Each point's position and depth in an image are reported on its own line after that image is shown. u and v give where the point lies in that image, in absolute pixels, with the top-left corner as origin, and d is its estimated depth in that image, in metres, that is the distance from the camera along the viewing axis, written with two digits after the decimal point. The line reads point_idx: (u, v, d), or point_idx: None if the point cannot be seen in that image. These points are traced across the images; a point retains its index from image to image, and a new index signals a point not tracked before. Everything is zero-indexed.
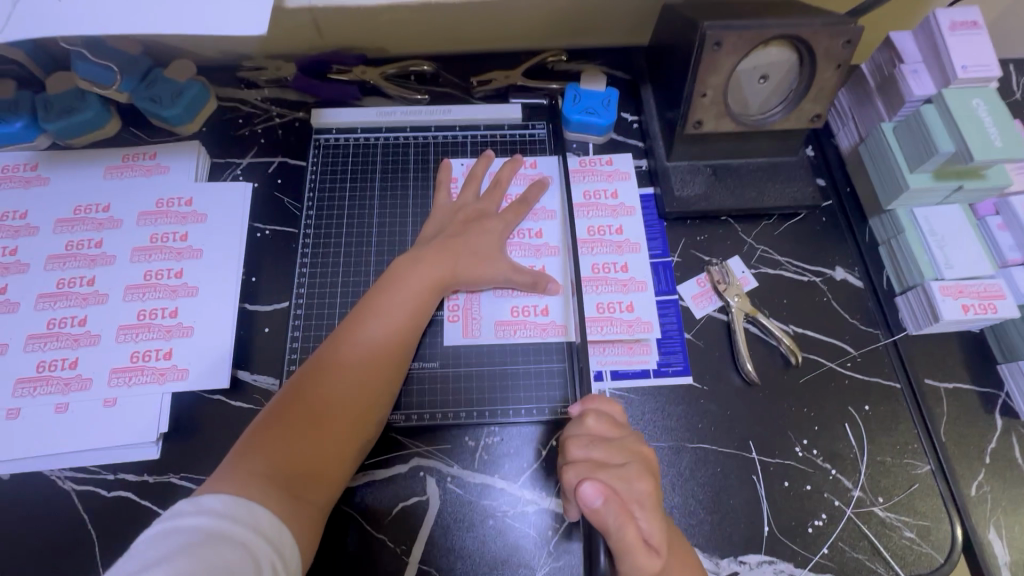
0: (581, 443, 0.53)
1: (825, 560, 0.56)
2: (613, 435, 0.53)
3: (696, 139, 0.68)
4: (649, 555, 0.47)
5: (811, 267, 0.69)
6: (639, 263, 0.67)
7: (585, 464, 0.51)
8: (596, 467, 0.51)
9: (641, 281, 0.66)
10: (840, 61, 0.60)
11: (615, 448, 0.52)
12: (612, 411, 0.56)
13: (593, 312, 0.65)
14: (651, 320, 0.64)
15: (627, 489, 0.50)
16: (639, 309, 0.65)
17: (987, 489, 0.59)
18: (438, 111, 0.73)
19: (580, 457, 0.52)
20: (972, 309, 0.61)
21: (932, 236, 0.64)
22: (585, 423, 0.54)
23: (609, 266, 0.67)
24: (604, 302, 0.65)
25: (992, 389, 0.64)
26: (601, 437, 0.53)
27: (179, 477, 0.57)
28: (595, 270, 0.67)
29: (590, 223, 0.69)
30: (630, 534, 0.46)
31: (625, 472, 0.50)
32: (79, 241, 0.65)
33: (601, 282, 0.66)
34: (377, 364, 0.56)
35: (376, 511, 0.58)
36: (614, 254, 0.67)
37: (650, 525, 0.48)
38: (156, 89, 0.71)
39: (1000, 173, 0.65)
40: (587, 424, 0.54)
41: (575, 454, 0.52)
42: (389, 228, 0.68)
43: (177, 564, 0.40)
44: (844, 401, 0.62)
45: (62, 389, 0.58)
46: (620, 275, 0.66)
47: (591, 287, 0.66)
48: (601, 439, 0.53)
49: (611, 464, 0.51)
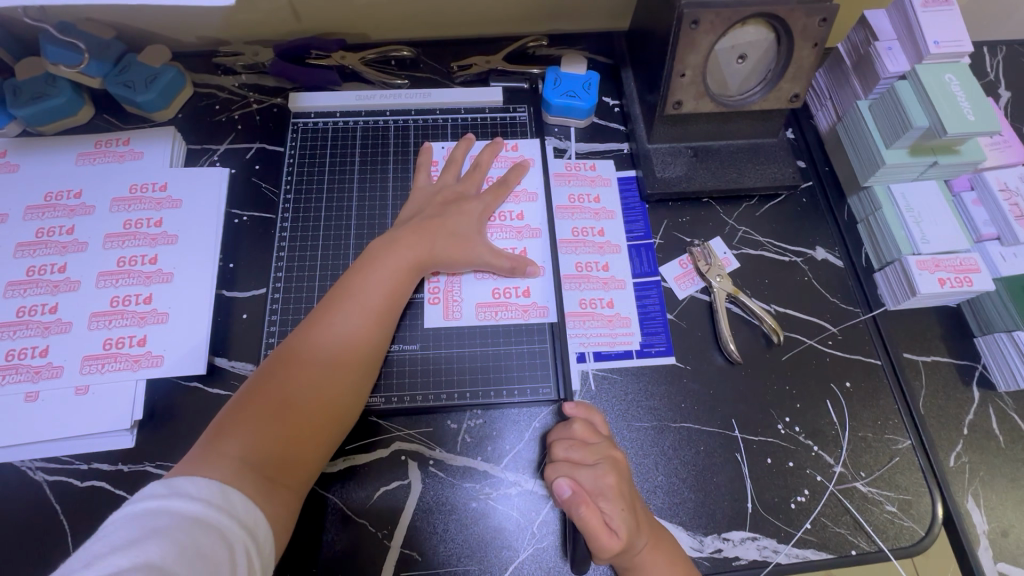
0: (562, 445, 0.54)
1: (808, 535, 0.56)
2: (592, 440, 0.54)
3: (676, 120, 0.68)
4: (608, 537, 0.48)
5: (792, 247, 0.69)
6: (620, 262, 0.67)
7: (563, 463, 0.53)
8: (572, 466, 0.52)
9: (620, 280, 0.66)
10: (817, 40, 0.61)
11: (592, 450, 0.53)
12: (595, 419, 0.56)
13: (577, 303, 0.65)
14: (630, 314, 0.64)
15: (593, 483, 0.51)
16: (619, 305, 0.65)
17: (966, 460, 0.60)
18: (417, 94, 0.72)
19: (560, 458, 0.53)
20: (948, 283, 0.62)
21: (909, 213, 0.65)
22: (570, 427, 0.55)
23: (591, 265, 0.67)
24: (586, 297, 0.65)
25: (969, 361, 0.64)
26: (582, 440, 0.54)
27: (154, 465, 0.56)
28: (578, 267, 0.66)
29: (573, 225, 0.68)
30: (591, 517, 0.48)
31: (594, 469, 0.51)
32: (50, 228, 0.63)
33: (583, 280, 0.66)
34: (353, 348, 0.55)
35: (357, 497, 0.57)
36: (596, 254, 0.67)
37: (614, 512, 0.49)
38: (130, 75, 0.69)
39: (974, 147, 0.66)
40: (573, 428, 0.55)
41: (557, 454, 0.54)
42: (369, 212, 0.67)
43: (150, 549, 0.39)
44: (826, 378, 0.63)
45: (32, 377, 0.57)
46: (602, 273, 0.66)
47: (574, 283, 0.65)
48: (580, 442, 0.54)
49: (586, 464, 0.52)
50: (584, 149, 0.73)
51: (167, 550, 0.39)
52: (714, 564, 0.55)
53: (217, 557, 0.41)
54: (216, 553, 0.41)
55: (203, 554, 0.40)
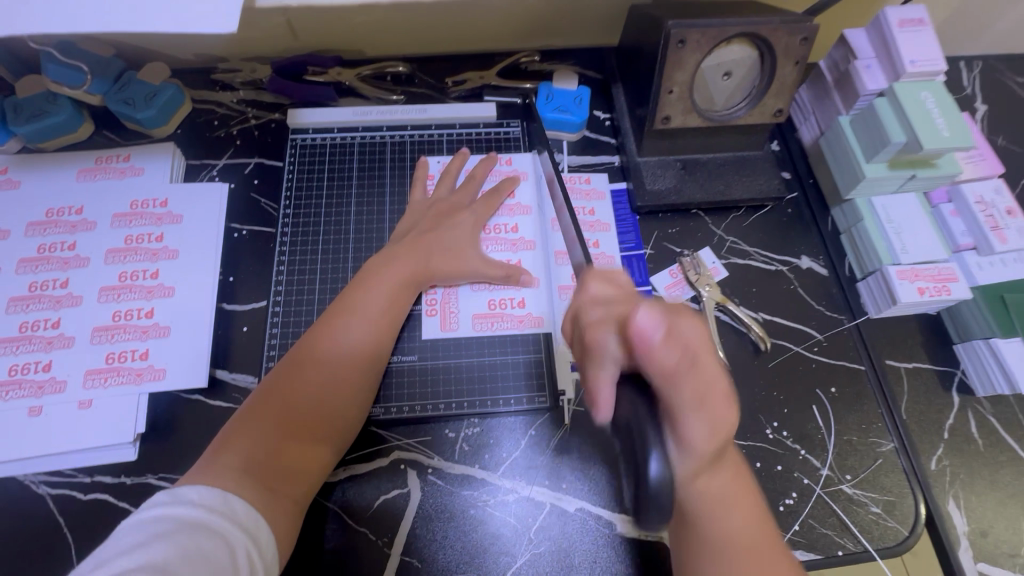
0: (590, 308, 0.49)
1: (796, 536, 0.58)
2: (609, 294, 0.49)
3: (665, 135, 0.70)
4: (721, 405, 0.43)
5: (778, 256, 0.71)
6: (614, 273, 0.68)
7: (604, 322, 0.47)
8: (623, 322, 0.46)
9: None
10: (799, 57, 0.63)
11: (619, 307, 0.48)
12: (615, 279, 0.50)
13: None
14: None
15: (682, 331, 0.43)
16: None
17: (946, 463, 0.62)
18: (413, 110, 0.74)
19: (597, 320, 0.48)
20: (927, 292, 0.64)
21: (890, 224, 0.67)
22: (590, 290, 0.49)
23: None
24: None
25: (949, 367, 0.67)
26: (608, 300, 0.49)
27: (157, 477, 0.57)
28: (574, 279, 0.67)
29: None
30: (695, 379, 0.42)
31: (675, 319, 0.44)
32: (52, 243, 0.64)
33: None
34: (355, 360, 0.57)
35: (357, 506, 0.58)
36: None
37: (711, 366, 0.44)
38: (130, 92, 0.71)
39: (950, 162, 0.69)
40: (590, 289, 0.49)
41: (591, 320, 0.48)
42: (367, 225, 0.69)
43: (154, 551, 0.40)
44: (812, 384, 0.65)
45: (35, 392, 0.58)
46: None
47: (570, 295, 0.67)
48: (614, 301, 0.49)
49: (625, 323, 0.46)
50: (576, 162, 0.76)
51: (172, 552, 0.41)
52: None
53: (220, 559, 0.42)
54: (218, 556, 0.42)
55: (206, 557, 0.41)
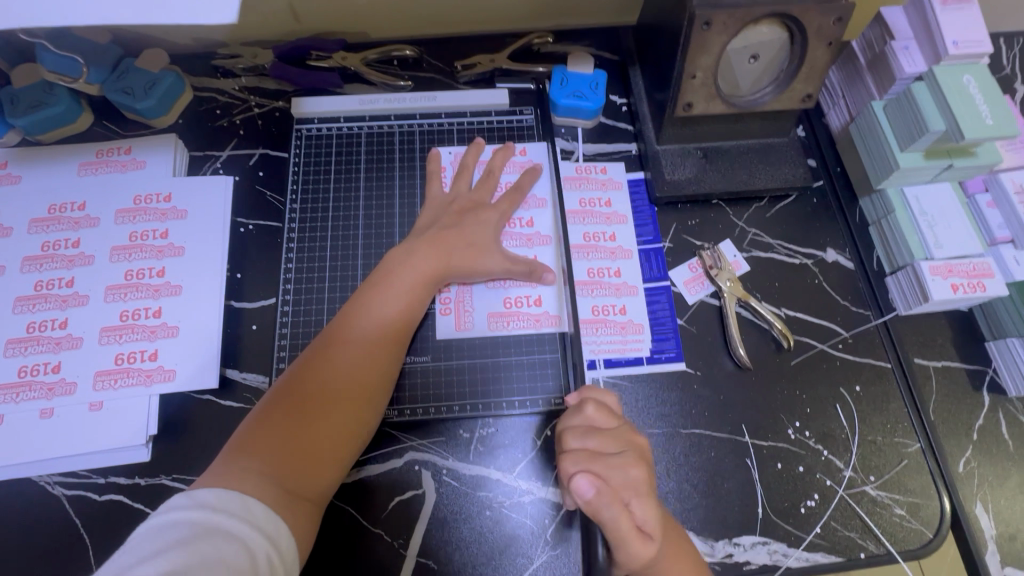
0: (576, 434, 0.52)
1: (818, 539, 0.57)
2: (606, 425, 0.53)
3: (686, 121, 0.66)
4: (639, 539, 0.47)
5: (802, 249, 0.69)
6: (631, 268, 0.67)
7: (579, 454, 0.50)
8: (590, 457, 0.50)
9: (632, 286, 0.66)
10: (832, 39, 0.59)
11: (611, 438, 0.52)
12: (608, 400, 0.55)
13: (589, 312, 0.65)
14: (642, 320, 0.65)
15: (620, 476, 0.49)
16: (631, 312, 0.65)
17: (974, 464, 0.61)
18: (422, 97, 0.72)
19: (576, 448, 0.51)
20: (961, 288, 0.62)
21: (922, 216, 0.64)
22: (584, 412, 0.53)
23: (603, 271, 0.66)
24: (598, 304, 0.65)
25: (980, 365, 0.64)
26: (597, 427, 0.52)
27: (171, 478, 0.57)
28: (590, 274, 0.66)
29: (585, 231, 0.68)
30: (624, 522, 0.46)
31: (616, 459, 0.50)
32: (55, 241, 0.63)
33: (594, 287, 0.66)
34: (373, 359, 0.56)
35: (371, 507, 0.57)
36: (607, 260, 0.67)
37: (644, 512, 0.48)
38: (129, 80, 0.68)
39: (989, 150, 0.65)
40: (587, 412, 0.53)
41: (570, 444, 0.51)
42: (376, 220, 0.67)
43: (173, 557, 0.40)
44: (836, 382, 0.63)
45: (46, 394, 0.57)
46: (613, 279, 0.66)
47: (586, 291, 0.65)
48: (595, 429, 0.52)
49: (606, 453, 0.50)
50: (592, 150, 0.73)
51: (192, 558, 0.40)
52: (725, 568, 0.56)
53: (240, 564, 0.41)
54: (238, 560, 0.42)
55: (226, 563, 0.41)
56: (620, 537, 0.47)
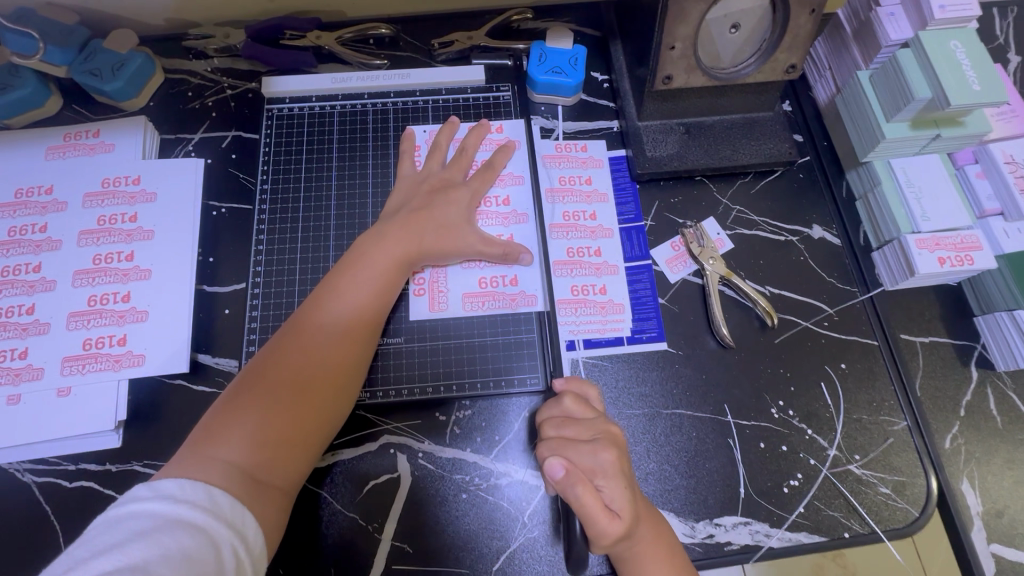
0: (552, 425, 0.53)
1: (800, 518, 0.56)
2: (583, 416, 0.52)
3: (666, 96, 0.65)
4: (608, 520, 0.46)
5: (787, 225, 0.67)
6: (612, 247, 0.65)
7: (554, 442, 0.51)
8: (564, 444, 0.50)
9: (613, 265, 0.65)
10: (814, 6, 0.56)
11: (584, 426, 0.51)
12: (588, 394, 0.55)
13: (569, 292, 0.63)
14: (623, 300, 0.63)
15: (589, 461, 0.49)
16: (611, 291, 0.64)
17: (962, 441, 0.59)
18: (396, 75, 0.70)
19: (551, 437, 0.52)
20: (948, 261, 0.60)
21: (909, 188, 0.63)
22: (562, 403, 0.53)
23: (583, 250, 0.65)
24: (578, 284, 0.64)
25: (968, 341, 0.63)
26: (571, 418, 0.52)
27: (142, 464, 0.56)
28: (569, 254, 0.65)
29: (564, 209, 0.67)
30: (591, 501, 0.46)
31: (591, 447, 0.50)
32: (22, 225, 0.62)
33: (574, 267, 0.64)
34: (344, 345, 0.54)
35: (346, 491, 0.56)
36: (587, 240, 0.65)
37: (613, 492, 0.48)
38: (96, 62, 0.66)
39: (979, 119, 0.63)
40: (563, 404, 0.53)
41: (548, 433, 0.52)
42: (349, 200, 0.66)
43: (132, 550, 0.38)
44: (822, 360, 0.61)
45: (12, 380, 0.56)
46: (594, 258, 0.65)
47: (565, 271, 0.64)
48: (571, 420, 0.52)
49: (581, 441, 0.51)
50: (572, 128, 0.71)
51: (152, 552, 0.38)
52: (706, 549, 0.55)
53: (203, 557, 0.40)
54: (202, 552, 0.40)
55: (188, 556, 0.39)
56: (587, 514, 0.46)
